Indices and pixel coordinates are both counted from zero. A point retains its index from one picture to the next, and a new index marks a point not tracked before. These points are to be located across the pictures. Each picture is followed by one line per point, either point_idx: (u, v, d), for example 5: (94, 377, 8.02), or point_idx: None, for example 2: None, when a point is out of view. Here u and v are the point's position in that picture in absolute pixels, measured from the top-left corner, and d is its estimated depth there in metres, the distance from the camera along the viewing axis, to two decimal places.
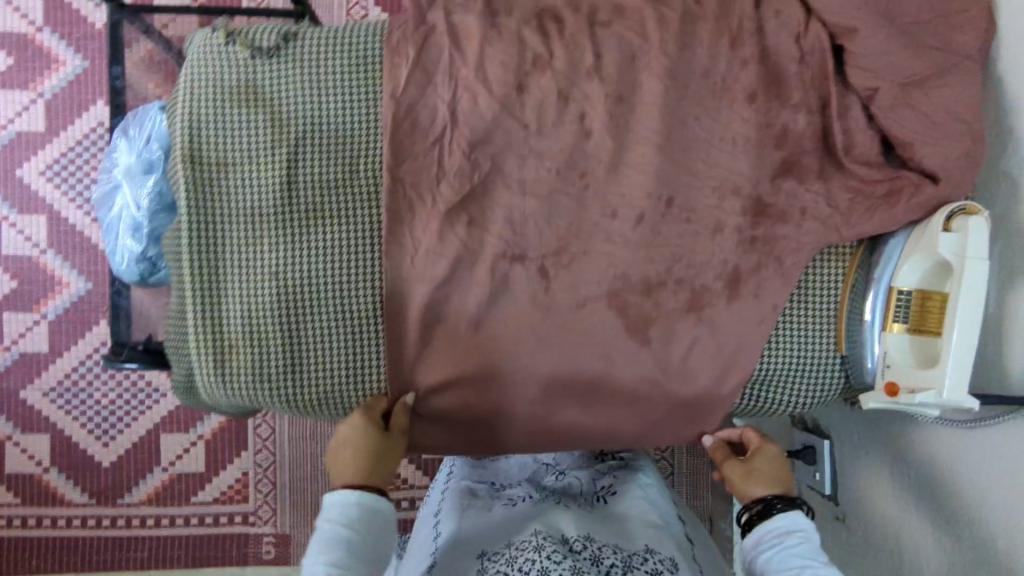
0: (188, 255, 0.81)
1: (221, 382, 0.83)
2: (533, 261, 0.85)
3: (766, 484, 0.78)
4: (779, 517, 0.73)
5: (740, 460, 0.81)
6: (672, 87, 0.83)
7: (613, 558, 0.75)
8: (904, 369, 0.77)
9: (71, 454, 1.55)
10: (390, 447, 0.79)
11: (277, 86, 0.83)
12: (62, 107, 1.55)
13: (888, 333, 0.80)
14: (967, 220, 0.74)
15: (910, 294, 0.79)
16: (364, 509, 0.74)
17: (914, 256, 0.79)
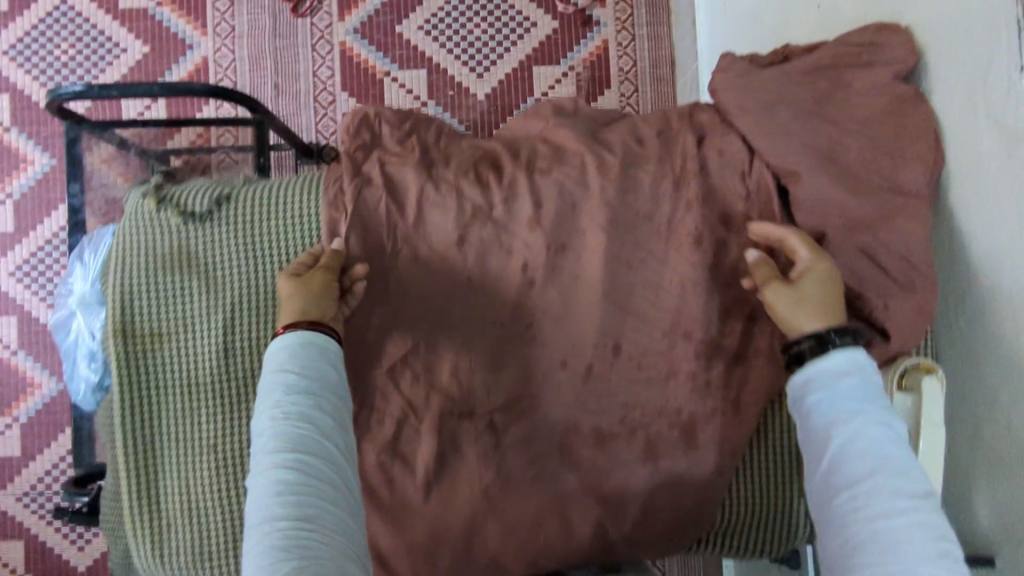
0: (121, 434, 0.78)
1: (159, 564, 0.79)
2: (480, 418, 0.82)
3: (808, 318, 0.70)
4: (829, 361, 0.66)
5: (784, 282, 0.73)
6: (616, 235, 0.82)
7: None
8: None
9: (47, 560, 1.54)
10: (322, 289, 0.73)
11: (210, 251, 0.80)
12: (31, 205, 1.53)
13: None
14: (921, 379, 0.71)
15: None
16: (302, 343, 0.68)
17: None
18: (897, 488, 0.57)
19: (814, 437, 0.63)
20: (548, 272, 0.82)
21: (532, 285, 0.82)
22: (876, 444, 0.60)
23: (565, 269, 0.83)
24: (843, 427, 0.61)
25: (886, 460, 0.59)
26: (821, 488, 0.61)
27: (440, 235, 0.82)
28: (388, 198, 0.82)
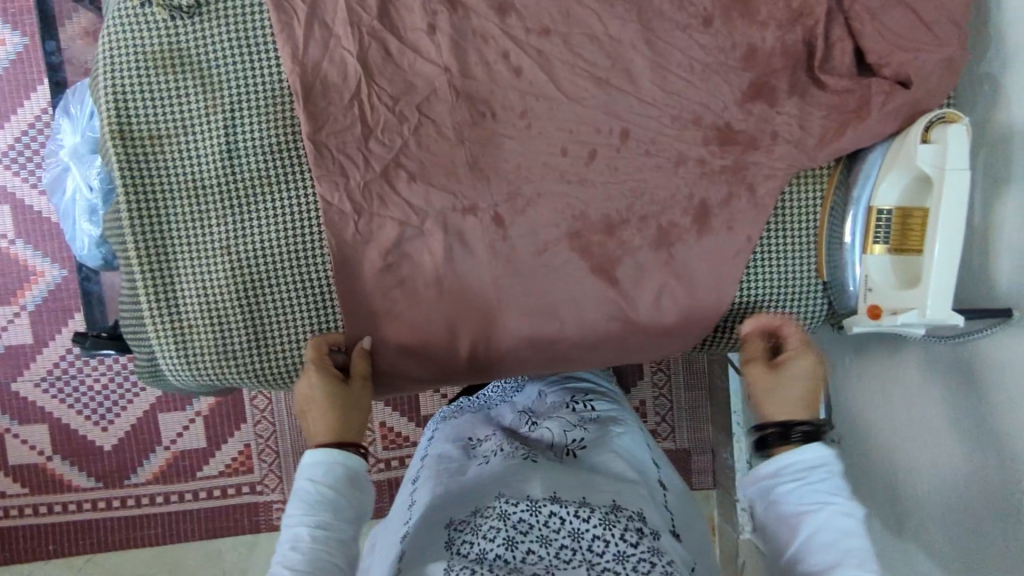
0: (133, 237, 0.79)
1: (183, 363, 0.81)
2: (485, 212, 0.81)
3: (796, 402, 0.71)
4: (798, 453, 0.67)
5: (767, 363, 0.74)
6: (627, 12, 0.79)
7: (586, 525, 0.64)
8: (888, 291, 0.73)
9: (71, 441, 1.48)
10: (347, 404, 0.74)
11: (202, 47, 0.78)
12: (9, 88, 1.38)
13: (869, 255, 0.75)
14: (946, 128, 0.69)
15: (893, 207, 0.74)
16: (342, 468, 0.68)
17: (892, 172, 0.74)
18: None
19: (783, 516, 0.65)
20: (564, 55, 0.79)
21: (547, 69, 0.80)
22: (838, 539, 0.61)
23: (576, 50, 0.79)
24: (811, 519, 0.63)
25: (850, 552, 0.60)
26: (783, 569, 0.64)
27: (447, 20, 0.79)
28: None
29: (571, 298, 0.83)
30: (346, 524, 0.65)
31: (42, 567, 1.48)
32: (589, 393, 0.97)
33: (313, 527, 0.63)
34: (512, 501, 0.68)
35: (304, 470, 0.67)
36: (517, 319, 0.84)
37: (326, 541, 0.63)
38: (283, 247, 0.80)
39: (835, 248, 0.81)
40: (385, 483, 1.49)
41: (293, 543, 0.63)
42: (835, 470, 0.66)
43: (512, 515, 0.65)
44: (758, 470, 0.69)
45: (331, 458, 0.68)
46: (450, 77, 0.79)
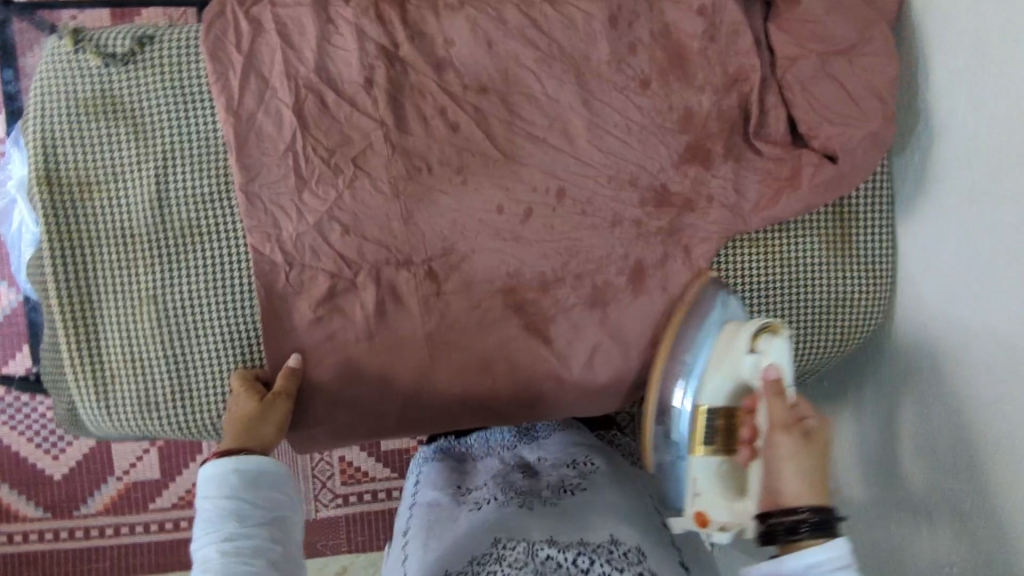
0: (57, 284, 0.77)
1: (105, 413, 0.80)
2: (419, 266, 0.80)
3: (812, 494, 0.58)
4: (821, 548, 0.55)
5: (799, 432, 0.60)
6: (566, 72, 0.80)
7: (579, 553, 0.68)
8: (715, 501, 0.70)
9: (21, 470, 1.44)
10: (261, 419, 0.73)
11: (135, 94, 0.78)
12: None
13: (694, 456, 0.73)
14: (772, 342, 0.71)
15: (713, 410, 0.72)
16: (243, 473, 0.66)
17: (716, 372, 0.73)
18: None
19: None
20: (501, 113, 0.79)
21: (484, 126, 0.79)
22: None
23: (513, 108, 0.80)
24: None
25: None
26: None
27: (386, 74, 0.79)
28: (338, 33, 0.79)
29: (503, 354, 0.82)
30: (256, 526, 0.64)
31: None
32: (583, 442, 0.95)
33: (222, 543, 0.62)
34: (508, 545, 0.69)
35: (200, 490, 0.66)
36: (450, 375, 0.82)
37: (237, 549, 0.62)
38: (212, 297, 0.79)
39: (659, 411, 0.78)
40: (343, 519, 1.44)
41: (204, 564, 0.61)
42: (852, 563, 0.56)
43: (506, 556, 0.66)
44: (768, 562, 0.57)
45: (223, 466, 0.66)
46: (387, 131, 0.79)
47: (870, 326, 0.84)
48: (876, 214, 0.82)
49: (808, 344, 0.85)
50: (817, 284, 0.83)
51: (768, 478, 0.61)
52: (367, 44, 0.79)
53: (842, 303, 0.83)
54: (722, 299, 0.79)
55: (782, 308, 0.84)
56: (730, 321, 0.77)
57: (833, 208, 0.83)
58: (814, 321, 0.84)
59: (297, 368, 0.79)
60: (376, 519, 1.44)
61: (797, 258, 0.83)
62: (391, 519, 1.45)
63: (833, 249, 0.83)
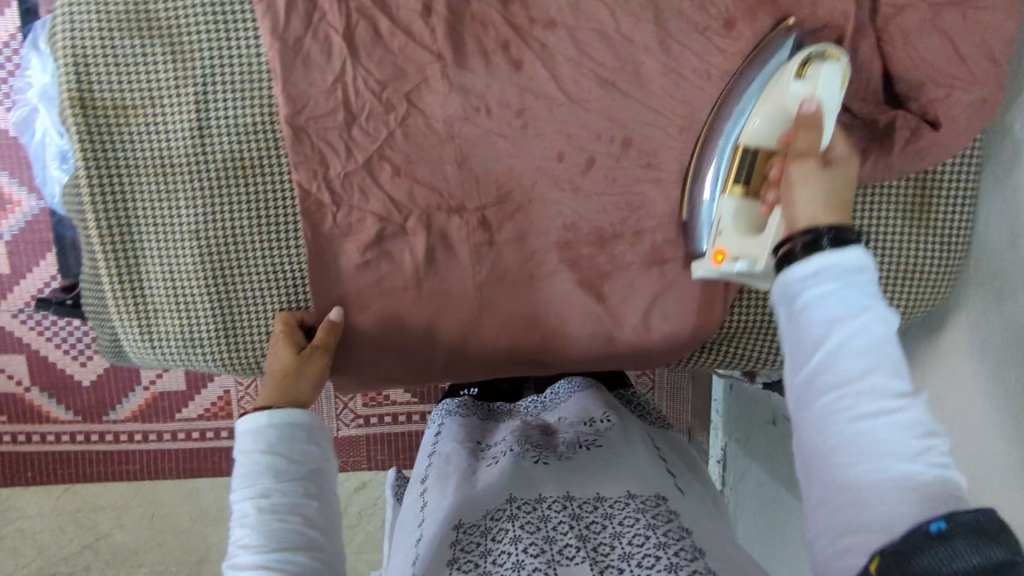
0: (96, 215, 0.73)
1: (150, 348, 0.78)
2: (472, 214, 0.77)
3: (822, 210, 0.58)
4: (831, 256, 0.53)
5: (816, 160, 0.61)
6: (644, 7, 0.72)
7: (593, 517, 0.69)
8: (733, 235, 0.69)
9: (50, 374, 1.45)
10: (297, 374, 0.71)
11: (171, 9, 0.71)
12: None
13: (724, 196, 0.70)
14: (821, 67, 0.65)
15: (756, 150, 0.69)
16: (276, 428, 0.66)
17: (764, 107, 0.68)
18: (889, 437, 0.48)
19: (799, 335, 0.53)
20: (569, 51, 0.73)
21: (549, 65, 0.73)
22: (866, 339, 0.51)
23: (582, 47, 0.73)
24: (848, 324, 0.51)
25: (883, 365, 0.50)
26: (804, 386, 0.52)
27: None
28: None
29: (552, 308, 0.80)
30: (292, 481, 0.64)
31: (28, 491, 1.50)
32: (601, 399, 0.93)
33: (257, 498, 0.62)
34: (524, 506, 0.70)
35: (239, 442, 0.66)
36: (499, 327, 0.81)
37: (274, 505, 0.62)
38: (257, 234, 0.76)
39: (690, 210, 0.75)
40: (364, 439, 1.46)
41: (242, 517, 0.62)
42: (871, 275, 0.54)
43: (520, 516, 0.68)
44: (784, 277, 0.55)
45: (258, 421, 0.66)
46: (444, 64, 0.72)
47: (935, 298, 0.80)
48: (960, 186, 0.77)
49: None
50: (887, 255, 0.80)
51: (784, 214, 0.60)
52: None
53: (911, 274, 0.80)
54: (793, 39, 0.70)
55: None
56: (786, 60, 0.70)
57: (915, 178, 0.78)
58: (879, 293, 0.81)
59: (335, 323, 0.76)
60: (396, 439, 1.46)
61: (870, 227, 0.79)
62: (411, 440, 1.47)
63: (909, 220, 0.79)
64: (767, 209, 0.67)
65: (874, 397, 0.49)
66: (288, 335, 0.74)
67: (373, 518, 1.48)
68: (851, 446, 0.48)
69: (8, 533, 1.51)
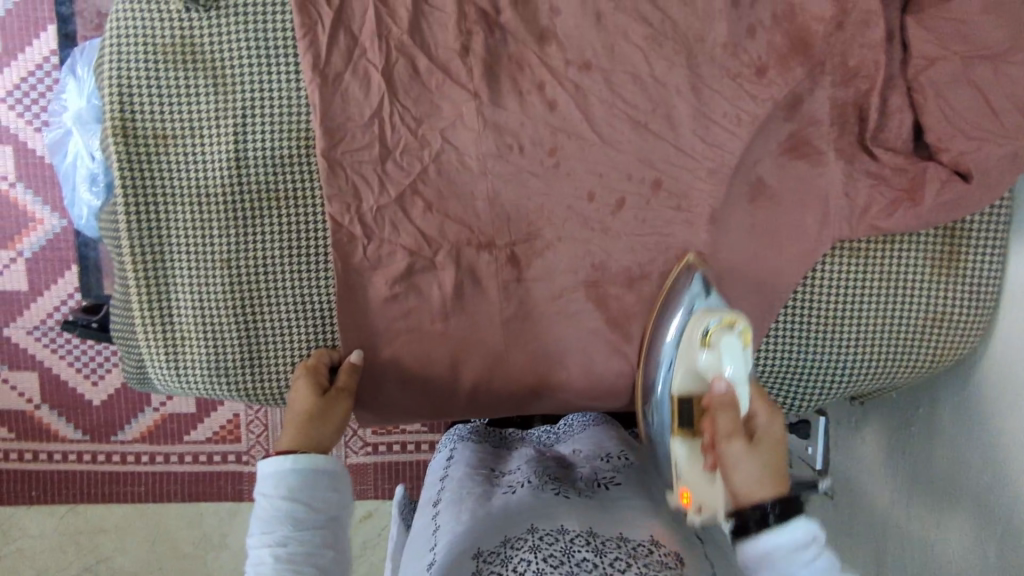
0: (130, 240, 0.74)
1: (174, 373, 0.78)
2: (501, 250, 0.77)
3: (761, 484, 0.59)
4: (778, 533, 0.56)
5: (744, 438, 0.61)
6: (679, 52, 0.73)
7: (618, 553, 0.65)
8: (693, 479, 0.65)
9: (61, 392, 1.45)
10: (326, 409, 0.71)
11: (216, 43, 0.72)
12: (18, 25, 1.30)
13: (673, 440, 0.68)
14: (722, 337, 0.66)
15: (688, 402, 0.68)
16: (299, 472, 0.65)
17: (681, 365, 0.70)
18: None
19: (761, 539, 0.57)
20: (604, 94, 0.74)
21: (584, 106, 0.74)
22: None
23: (617, 89, 0.74)
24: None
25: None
26: (770, 562, 0.56)
27: (484, 41, 0.73)
28: None
29: (577, 345, 0.80)
30: (311, 530, 0.63)
31: (29, 511, 1.48)
32: (618, 437, 0.92)
33: (274, 547, 0.62)
34: (546, 538, 0.67)
35: (260, 484, 0.65)
36: (524, 363, 0.80)
37: (291, 555, 0.62)
38: (287, 264, 0.76)
39: (652, 426, 0.76)
40: (371, 468, 1.44)
41: (258, 566, 0.62)
42: (820, 544, 0.57)
43: (543, 547, 0.65)
44: (763, 540, 0.57)
45: (282, 465, 0.65)
46: (480, 102, 0.73)
47: (965, 347, 0.80)
48: (990, 238, 0.78)
49: (895, 363, 0.81)
50: (913, 303, 0.79)
51: (721, 479, 0.61)
52: (466, 7, 0.73)
53: (939, 322, 0.79)
54: (700, 278, 0.74)
55: (872, 322, 0.80)
56: (704, 303, 0.72)
57: (945, 227, 0.79)
58: (907, 339, 0.80)
59: (357, 366, 0.76)
60: (403, 469, 1.44)
61: (899, 273, 0.79)
62: (417, 471, 1.45)
63: (938, 268, 0.79)
64: (712, 464, 0.64)
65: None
66: (313, 374, 0.74)
67: (377, 550, 1.46)
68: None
69: (7, 553, 1.49)
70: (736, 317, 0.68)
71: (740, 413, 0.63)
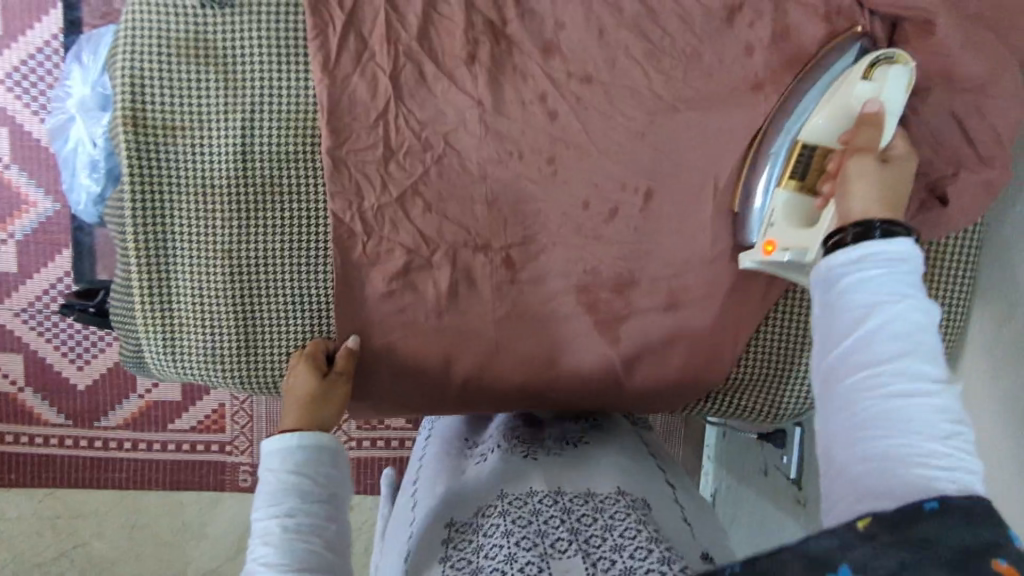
0: (135, 228, 0.76)
1: (171, 361, 0.79)
2: (496, 253, 0.80)
3: (884, 206, 0.60)
4: (885, 244, 0.54)
5: (877, 157, 0.65)
6: (675, 71, 0.76)
7: (583, 509, 0.67)
8: (784, 228, 0.72)
9: (46, 376, 1.45)
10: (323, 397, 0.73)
11: (229, 40, 0.74)
12: (21, 6, 1.31)
13: (778, 189, 0.73)
14: (887, 70, 0.68)
15: (813, 149, 0.71)
16: (303, 449, 0.67)
17: (824, 108, 0.70)
18: (919, 402, 0.49)
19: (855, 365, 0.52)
20: (603, 107, 0.77)
21: (583, 118, 0.77)
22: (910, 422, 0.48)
23: (616, 103, 0.77)
24: (884, 308, 0.52)
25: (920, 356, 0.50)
26: (843, 406, 0.52)
27: (489, 50, 0.75)
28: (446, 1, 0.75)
29: (565, 347, 0.83)
30: (316, 503, 0.65)
31: (8, 494, 1.48)
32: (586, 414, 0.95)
33: (280, 518, 0.63)
34: (516, 501, 0.69)
35: (264, 462, 0.67)
36: (515, 363, 0.83)
37: (298, 525, 0.63)
38: (288, 257, 0.78)
39: (744, 209, 0.77)
40: (355, 462, 1.45)
41: (265, 536, 0.62)
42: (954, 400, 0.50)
43: (513, 511, 0.67)
44: (824, 263, 0.57)
45: (287, 440, 0.68)
46: (483, 109, 0.76)
47: None
48: (961, 261, 0.82)
49: None
50: None
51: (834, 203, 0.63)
52: (474, 16, 0.75)
53: None
54: (860, 48, 0.73)
55: None
56: (848, 65, 0.73)
57: (922, 250, 0.82)
58: None
59: (354, 351, 0.79)
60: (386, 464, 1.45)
61: None
62: (400, 466, 1.46)
63: None
64: (822, 203, 0.70)
65: (927, 436, 0.48)
66: (310, 359, 0.76)
67: (358, 542, 1.47)
68: (863, 429, 0.50)
69: None
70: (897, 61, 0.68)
71: (883, 139, 0.66)
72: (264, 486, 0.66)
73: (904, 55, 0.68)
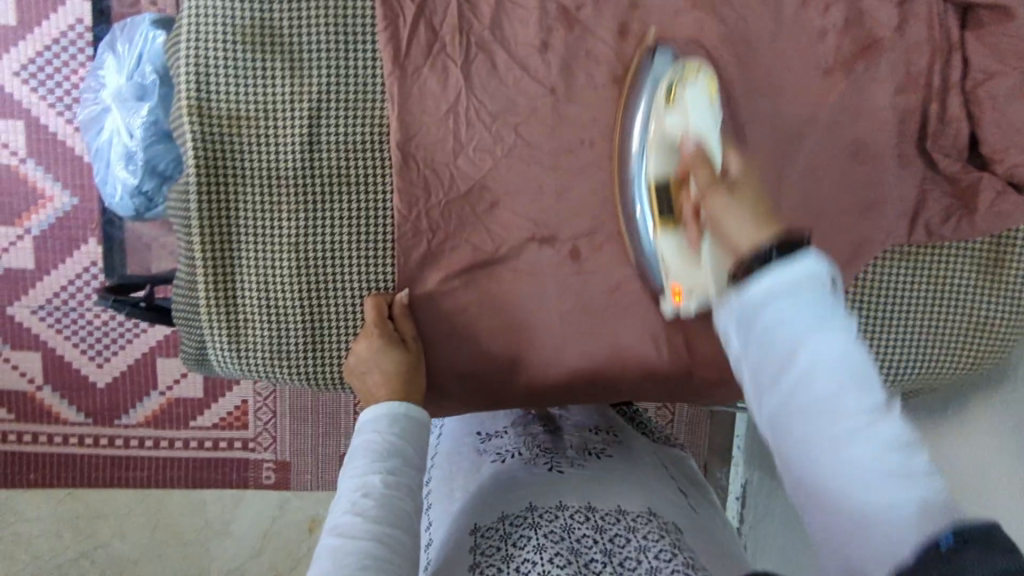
0: (199, 220, 0.74)
1: (235, 359, 0.77)
2: (564, 244, 0.78)
3: (754, 232, 0.52)
4: (784, 272, 0.48)
5: (724, 188, 0.58)
6: (748, 57, 0.75)
7: (617, 529, 0.64)
8: (682, 272, 0.68)
9: (66, 374, 1.41)
10: (414, 370, 0.75)
11: (297, 27, 0.72)
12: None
13: (660, 233, 0.69)
14: (685, 93, 0.68)
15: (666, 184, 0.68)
16: (406, 422, 0.70)
17: (654, 121, 0.70)
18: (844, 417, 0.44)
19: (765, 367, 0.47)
20: None
21: None
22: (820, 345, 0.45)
23: None
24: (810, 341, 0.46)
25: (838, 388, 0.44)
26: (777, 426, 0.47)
27: (560, 36, 0.74)
28: None
29: (631, 340, 0.81)
30: (412, 472, 0.66)
31: (28, 494, 1.43)
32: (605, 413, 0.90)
33: (383, 474, 0.64)
34: (546, 515, 0.65)
35: (368, 426, 0.69)
36: (581, 359, 0.81)
37: (395, 486, 0.64)
38: (354, 251, 0.76)
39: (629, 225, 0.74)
40: None
41: (363, 488, 0.63)
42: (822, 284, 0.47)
43: (543, 524, 0.64)
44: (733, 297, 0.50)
45: (393, 410, 0.70)
46: (553, 96, 0.75)
47: (1004, 351, 0.84)
48: None
49: (941, 363, 0.84)
50: (960, 310, 0.83)
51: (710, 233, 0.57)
52: (548, 4, 0.74)
53: (984, 328, 0.83)
54: (669, 55, 0.73)
55: (920, 325, 0.83)
56: (664, 72, 0.71)
57: (996, 239, 0.82)
58: (956, 339, 0.83)
59: (408, 306, 0.77)
60: None
61: (947, 277, 0.82)
62: None
63: (983, 276, 0.82)
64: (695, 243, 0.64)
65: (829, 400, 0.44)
66: (385, 334, 0.74)
67: None
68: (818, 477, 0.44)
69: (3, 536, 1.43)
70: (693, 70, 0.71)
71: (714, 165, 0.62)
72: (361, 448, 0.67)
73: (698, 66, 0.72)
